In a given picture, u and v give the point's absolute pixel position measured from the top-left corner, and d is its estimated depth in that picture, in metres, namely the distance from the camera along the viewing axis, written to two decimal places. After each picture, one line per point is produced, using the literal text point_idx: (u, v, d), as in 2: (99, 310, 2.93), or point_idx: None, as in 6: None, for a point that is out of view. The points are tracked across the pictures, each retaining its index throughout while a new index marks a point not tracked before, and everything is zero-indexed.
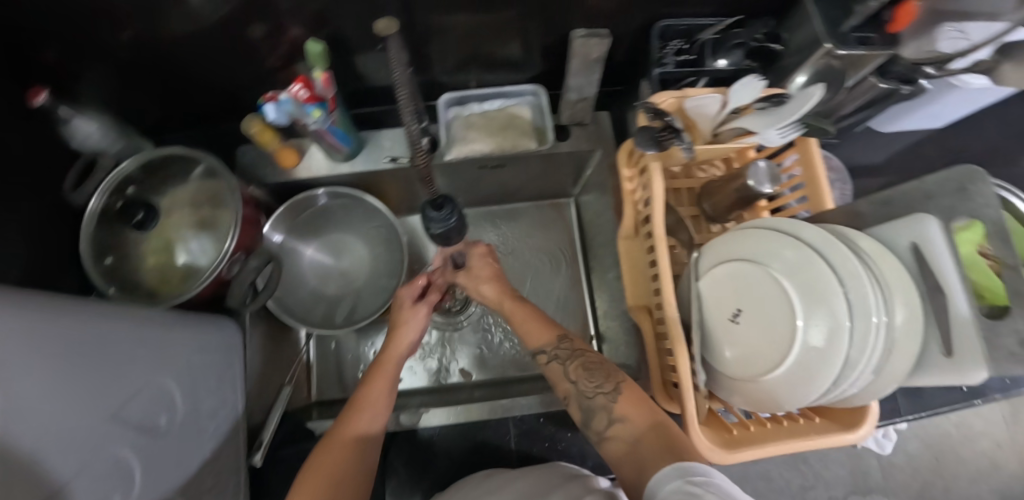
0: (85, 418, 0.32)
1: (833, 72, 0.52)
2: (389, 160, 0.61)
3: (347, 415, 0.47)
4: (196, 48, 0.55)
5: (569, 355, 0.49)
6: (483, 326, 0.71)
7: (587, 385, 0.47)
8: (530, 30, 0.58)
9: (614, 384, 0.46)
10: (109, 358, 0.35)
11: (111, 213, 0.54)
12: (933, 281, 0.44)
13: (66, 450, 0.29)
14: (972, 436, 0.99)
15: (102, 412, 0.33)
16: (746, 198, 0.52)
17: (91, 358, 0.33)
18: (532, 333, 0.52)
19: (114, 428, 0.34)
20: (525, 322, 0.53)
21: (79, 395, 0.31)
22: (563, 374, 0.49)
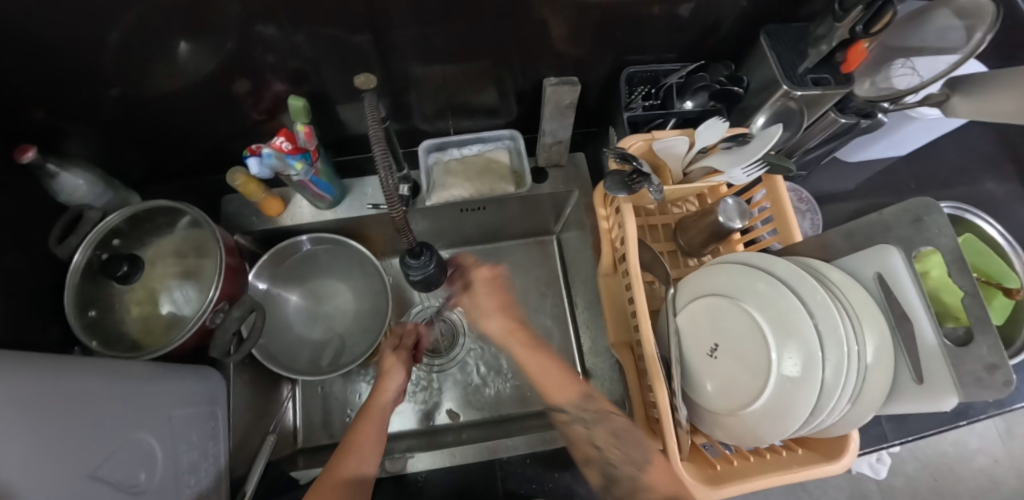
0: (58, 483, 0.31)
1: (791, 113, 0.54)
2: (371, 207, 0.63)
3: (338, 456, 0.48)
4: (183, 105, 0.57)
5: (595, 419, 0.50)
6: (470, 365, 0.71)
7: (615, 453, 0.47)
8: (504, 78, 0.60)
9: (644, 452, 0.45)
10: (83, 418, 0.35)
11: (95, 265, 0.54)
12: (899, 308, 0.45)
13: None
14: (969, 455, 0.98)
15: (76, 472, 0.33)
16: (718, 233, 0.54)
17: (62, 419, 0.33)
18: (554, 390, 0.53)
19: (90, 488, 0.34)
20: (544, 383, 0.53)
21: (44, 458, 0.31)
22: (590, 441, 0.50)
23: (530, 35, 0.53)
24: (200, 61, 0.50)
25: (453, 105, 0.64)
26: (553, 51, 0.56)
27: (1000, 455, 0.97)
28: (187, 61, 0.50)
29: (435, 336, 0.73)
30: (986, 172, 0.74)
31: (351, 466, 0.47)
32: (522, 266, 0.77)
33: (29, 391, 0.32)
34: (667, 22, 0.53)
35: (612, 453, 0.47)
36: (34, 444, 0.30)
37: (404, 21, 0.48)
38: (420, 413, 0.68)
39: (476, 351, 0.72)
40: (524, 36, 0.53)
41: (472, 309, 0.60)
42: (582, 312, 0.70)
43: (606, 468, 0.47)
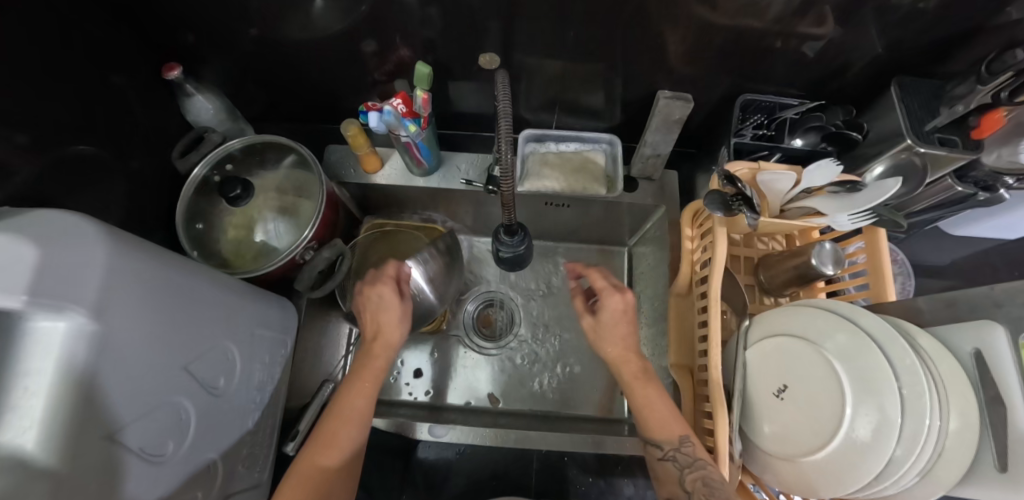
0: (155, 368, 0.35)
1: (912, 169, 0.52)
2: (463, 182, 0.66)
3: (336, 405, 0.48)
4: (315, 55, 0.61)
5: (690, 464, 0.45)
6: (519, 356, 0.72)
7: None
8: (615, 83, 0.61)
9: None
10: (179, 312, 0.38)
11: (209, 185, 0.59)
12: (995, 390, 0.40)
13: (136, 398, 0.33)
14: None
15: (171, 364, 0.37)
16: (805, 276, 0.53)
17: (161, 310, 0.36)
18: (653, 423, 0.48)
19: (179, 380, 0.37)
20: (646, 405, 0.49)
21: (154, 342, 0.35)
22: (677, 479, 0.46)
23: (655, 47, 0.54)
24: (343, 18, 0.54)
25: (559, 101, 0.66)
26: (672, 66, 0.57)
27: None
28: (332, 13, 0.53)
29: (492, 319, 0.75)
30: None
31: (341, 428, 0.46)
32: (587, 271, 0.78)
33: (155, 284, 0.35)
34: (796, 57, 0.53)
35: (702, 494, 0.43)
36: (148, 331, 0.34)
37: (542, 14, 0.50)
38: (464, 390, 0.70)
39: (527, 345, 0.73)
40: (648, 47, 0.54)
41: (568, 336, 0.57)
42: (643, 330, 0.70)
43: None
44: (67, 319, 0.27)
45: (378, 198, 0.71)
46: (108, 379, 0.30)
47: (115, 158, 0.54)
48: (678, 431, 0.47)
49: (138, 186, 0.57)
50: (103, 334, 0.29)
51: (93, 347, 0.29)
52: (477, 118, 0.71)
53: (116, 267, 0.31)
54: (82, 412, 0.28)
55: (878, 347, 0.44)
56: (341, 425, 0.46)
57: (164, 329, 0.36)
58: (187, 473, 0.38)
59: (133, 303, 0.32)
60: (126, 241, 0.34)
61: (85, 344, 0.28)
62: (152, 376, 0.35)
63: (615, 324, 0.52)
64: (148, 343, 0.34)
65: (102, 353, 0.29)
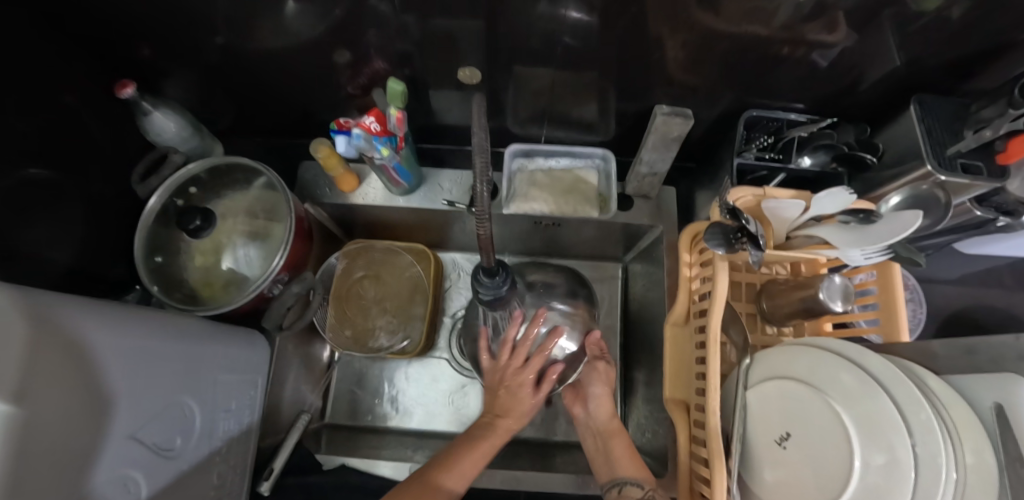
0: (96, 443, 0.32)
1: (933, 203, 0.45)
2: (446, 203, 0.62)
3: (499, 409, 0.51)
4: (282, 65, 0.56)
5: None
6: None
7: None
8: (609, 95, 0.57)
9: None
10: (127, 375, 0.35)
11: (170, 211, 0.55)
12: (1016, 451, 0.36)
13: (76, 478, 0.30)
14: None
15: (115, 435, 0.33)
16: (810, 310, 0.49)
17: (105, 376, 0.33)
18: (630, 465, 0.50)
19: (124, 451, 0.34)
20: (620, 454, 0.52)
21: (92, 415, 0.31)
22: None
23: (654, 56, 0.49)
24: (307, 27, 0.48)
25: (550, 113, 0.61)
26: (669, 77, 0.52)
27: None
28: (297, 24, 0.48)
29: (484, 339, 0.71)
30: None
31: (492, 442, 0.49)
32: None
33: (92, 350, 0.32)
34: (808, 68, 0.48)
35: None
36: (83, 405, 0.31)
37: (526, 24, 0.45)
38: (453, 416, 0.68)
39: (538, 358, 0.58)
40: (644, 57, 0.49)
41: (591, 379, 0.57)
42: (638, 356, 0.67)
43: None
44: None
45: (357, 217, 0.66)
46: (41, 466, 0.27)
47: (70, 182, 0.50)
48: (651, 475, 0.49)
49: (95, 212, 0.53)
50: (30, 419, 0.26)
51: (21, 437, 0.25)
52: (460, 131, 0.66)
53: (46, 342, 0.28)
54: None
55: (886, 393, 0.41)
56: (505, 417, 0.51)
57: (109, 397, 0.33)
58: None
59: (69, 378, 0.29)
60: (48, 307, 0.30)
61: (12, 435, 0.24)
62: (91, 452, 0.31)
63: (600, 375, 0.57)
64: (89, 417, 0.31)
65: (32, 442, 0.26)
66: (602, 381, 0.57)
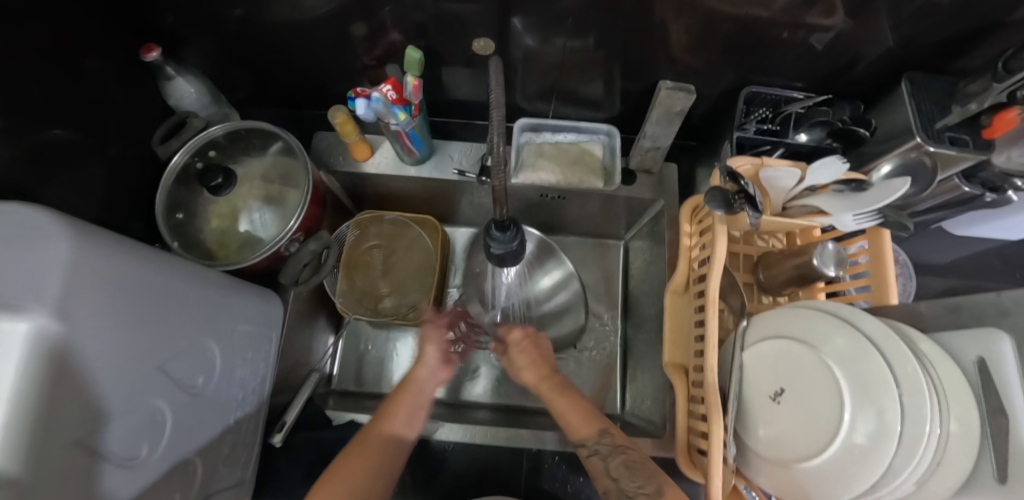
0: (123, 369, 0.34)
1: (920, 169, 0.49)
2: (456, 172, 0.64)
3: (399, 393, 0.52)
4: (299, 37, 0.57)
5: (611, 452, 0.47)
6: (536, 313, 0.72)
7: (628, 484, 0.44)
8: (615, 73, 0.59)
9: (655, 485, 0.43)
10: (153, 310, 0.37)
11: (190, 171, 0.57)
12: (997, 401, 0.39)
13: (102, 401, 0.32)
14: None
15: (142, 364, 0.35)
16: (805, 277, 0.51)
17: (134, 307, 0.35)
18: (575, 423, 0.51)
19: (150, 381, 0.36)
20: (565, 414, 0.52)
21: (118, 345, 0.33)
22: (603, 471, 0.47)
23: (657, 36, 0.51)
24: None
25: (557, 90, 0.63)
26: (673, 56, 0.55)
27: None
28: None
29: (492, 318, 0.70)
30: None
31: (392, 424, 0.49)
32: (582, 264, 0.77)
33: (122, 282, 0.34)
34: (806, 48, 0.50)
35: (629, 475, 0.45)
36: (113, 332, 0.32)
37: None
38: (457, 385, 0.70)
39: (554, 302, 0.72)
40: (649, 35, 0.51)
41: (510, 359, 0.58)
42: (638, 327, 0.69)
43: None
44: (28, 321, 0.26)
45: (367, 188, 0.68)
46: (67, 382, 0.29)
47: (93, 142, 0.51)
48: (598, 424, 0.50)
49: (116, 170, 0.55)
50: (60, 335, 0.28)
51: (55, 350, 0.28)
52: (470, 107, 0.68)
53: (81, 268, 0.30)
54: (43, 421, 0.27)
55: (877, 349, 0.43)
56: (391, 413, 0.50)
57: (137, 329, 0.35)
58: (165, 474, 0.38)
59: (100, 304, 0.31)
60: (95, 238, 0.33)
61: (46, 347, 0.27)
62: (116, 377, 0.33)
63: (538, 344, 0.59)
64: (117, 345, 0.33)
65: (66, 356, 0.28)
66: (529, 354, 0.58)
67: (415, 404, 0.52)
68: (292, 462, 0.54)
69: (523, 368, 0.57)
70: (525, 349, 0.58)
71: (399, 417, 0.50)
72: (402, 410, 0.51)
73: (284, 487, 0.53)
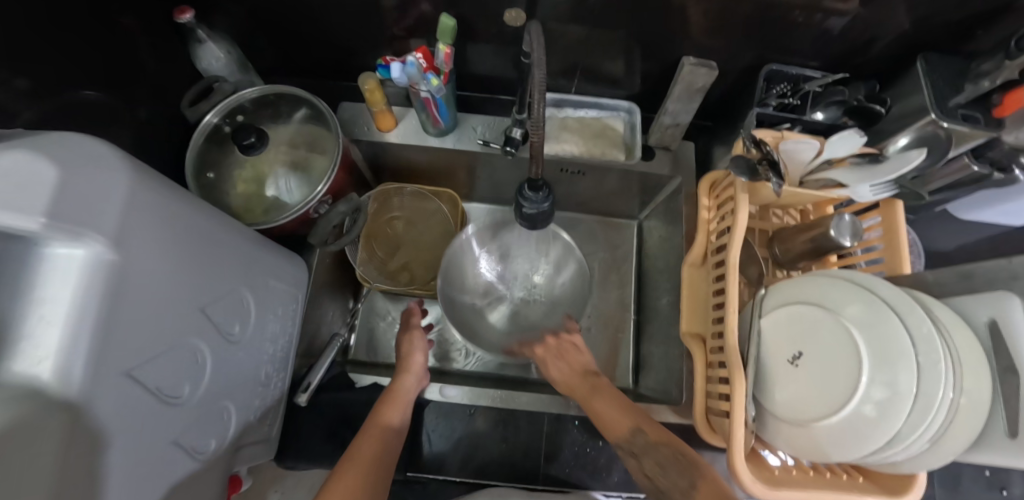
0: (173, 307, 0.35)
1: (937, 140, 0.51)
2: (480, 143, 0.64)
3: (388, 396, 0.54)
4: (326, 6, 0.57)
5: (643, 451, 0.46)
6: (554, 305, 0.68)
7: (666, 483, 0.43)
8: (638, 51, 0.59)
9: (692, 479, 0.41)
10: (199, 253, 0.38)
11: (219, 134, 0.58)
12: (1008, 361, 0.43)
13: (154, 335, 0.33)
14: None
15: (188, 304, 0.37)
16: (821, 248, 0.53)
17: (183, 247, 0.36)
18: (610, 424, 0.49)
19: (194, 319, 0.37)
20: (604, 414, 0.51)
21: (168, 283, 0.34)
22: (639, 469, 0.46)
23: (682, 14, 0.52)
24: None
25: (579, 68, 0.64)
26: (697, 35, 0.55)
27: None
28: None
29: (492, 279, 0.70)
30: None
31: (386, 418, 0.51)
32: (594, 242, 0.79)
33: (174, 221, 0.35)
34: (829, 27, 0.51)
35: (665, 473, 0.44)
36: (167, 269, 0.34)
37: None
38: (472, 358, 0.71)
39: (558, 288, 0.67)
40: (675, 14, 0.52)
41: (552, 355, 0.59)
42: (652, 303, 0.70)
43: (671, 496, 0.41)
44: (86, 247, 0.26)
45: (388, 159, 0.68)
46: (127, 310, 0.30)
47: (121, 104, 0.51)
48: (629, 424, 0.48)
49: (143, 133, 0.55)
50: (122, 262, 0.29)
51: (112, 280, 0.28)
52: (490, 82, 0.69)
53: (138, 202, 0.31)
54: (104, 343, 0.28)
55: (895, 314, 0.45)
56: (382, 414, 0.51)
57: (185, 271, 0.36)
58: (201, 415, 0.39)
59: (157, 239, 0.32)
60: (147, 175, 0.32)
61: (106, 274, 0.27)
62: (167, 314, 0.34)
63: (569, 346, 0.59)
64: (169, 282, 0.34)
65: (120, 286, 0.29)
66: (563, 352, 0.59)
67: (406, 400, 0.54)
68: (314, 423, 0.55)
69: (558, 367, 0.57)
70: (553, 353, 0.58)
71: (392, 411, 0.53)
72: (392, 410, 0.52)
73: (306, 447, 0.54)
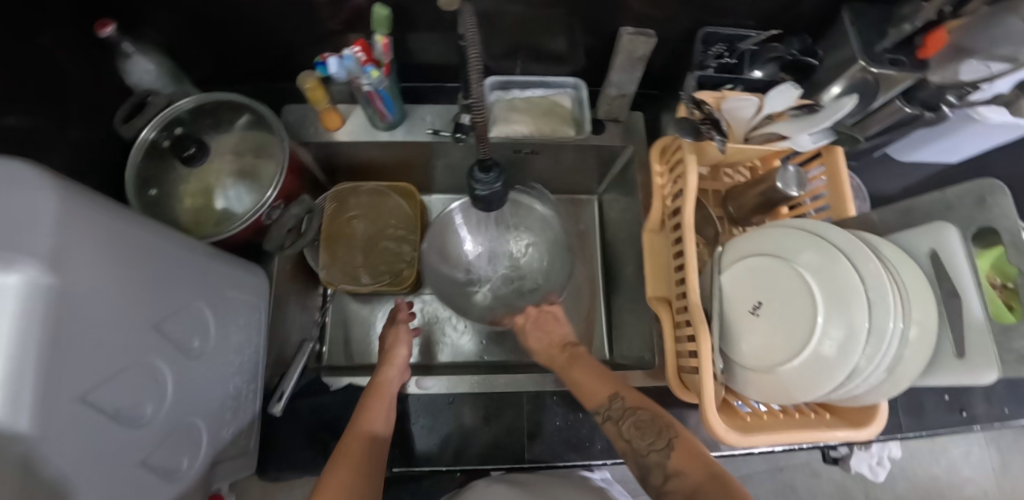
0: (126, 327, 0.34)
1: (867, 86, 0.54)
2: (430, 132, 0.63)
3: (369, 397, 0.53)
4: (261, 7, 0.56)
5: (622, 415, 0.47)
6: (526, 280, 0.69)
7: (641, 443, 0.45)
8: (580, 27, 0.59)
9: (666, 439, 0.44)
10: (147, 269, 0.37)
11: (159, 148, 0.55)
12: (950, 285, 0.46)
13: (106, 359, 0.32)
14: (942, 449, 1.05)
15: (141, 323, 0.36)
16: (771, 201, 0.55)
17: (129, 265, 0.34)
18: (587, 392, 0.51)
19: (149, 338, 0.36)
20: (584, 381, 0.53)
21: (116, 304, 0.33)
22: (617, 435, 0.47)
23: None
24: None
25: (522, 48, 0.63)
26: (635, 6, 0.56)
27: (976, 448, 1.06)
28: None
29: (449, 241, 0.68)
30: None
31: (372, 426, 0.49)
32: (560, 221, 0.80)
33: (116, 239, 0.33)
34: None
35: (642, 425, 0.46)
36: (114, 289, 0.32)
37: None
38: (451, 347, 0.72)
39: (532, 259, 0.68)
40: None
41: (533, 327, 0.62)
42: (618, 273, 0.71)
43: (647, 472, 0.44)
44: (20, 273, 0.24)
45: (340, 158, 0.67)
46: (75, 336, 0.28)
47: (50, 129, 0.49)
48: (608, 392, 0.50)
49: (77, 156, 0.53)
50: (61, 288, 0.27)
51: (53, 305, 0.26)
52: (436, 70, 0.68)
53: (75, 222, 0.29)
54: (51, 373, 0.26)
55: (845, 257, 0.47)
56: (364, 421, 0.49)
57: (135, 289, 0.35)
58: (167, 434, 0.38)
59: (101, 260, 0.31)
60: (77, 192, 0.31)
61: (45, 301, 0.26)
62: (119, 336, 0.33)
63: (550, 318, 0.62)
64: (119, 302, 0.33)
65: (63, 311, 0.27)
66: (549, 319, 0.63)
67: (387, 402, 0.52)
68: (293, 429, 0.54)
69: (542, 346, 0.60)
70: (536, 323, 0.62)
71: (376, 415, 0.51)
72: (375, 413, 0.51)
73: (288, 456, 0.53)
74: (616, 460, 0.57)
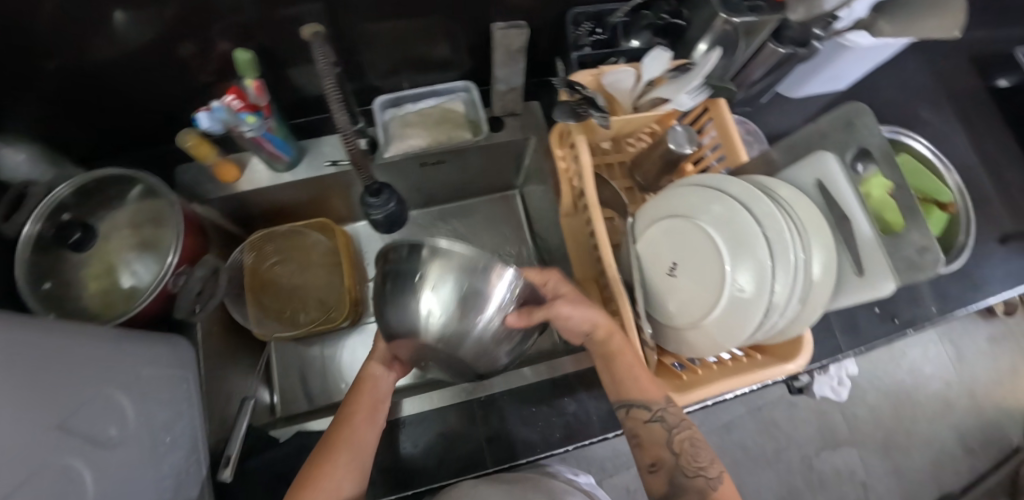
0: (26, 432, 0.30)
1: (729, 37, 0.56)
2: (330, 164, 0.63)
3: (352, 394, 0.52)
4: (132, 71, 0.53)
5: (676, 424, 0.48)
6: None
7: (688, 461, 0.47)
8: (457, 30, 0.59)
9: (717, 469, 0.47)
10: (40, 365, 0.33)
11: (47, 239, 0.52)
12: (839, 211, 0.48)
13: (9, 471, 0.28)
14: (899, 354, 1.20)
15: (44, 424, 0.32)
16: (670, 161, 0.56)
17: (20, 365, 0.31)
18: (643, 387, 0.48)
19: (57, 440, 0.33)
20: (635, 371, 0.48)
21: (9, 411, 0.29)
22: (664, 441, 0.48)
23: None
24: (141, 27, 0.47)
25: (406, 62, 0.63)
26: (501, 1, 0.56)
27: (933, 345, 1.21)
28: (128, 24, 0.46)
29: None
30: (920, 104, 0.78)
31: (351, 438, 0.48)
32: (490, 221, 0.80)
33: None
34: None
35: (691, 454, 0.47)
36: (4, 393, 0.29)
37: None
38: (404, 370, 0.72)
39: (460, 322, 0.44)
40: None
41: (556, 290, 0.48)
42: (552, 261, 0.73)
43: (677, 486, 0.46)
44: None
45: (249, 208, 0.66)
46: None
47: None
48: (662, 394, 0.49)
49: None
50: None
51: None
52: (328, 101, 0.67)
53: None
54: None
55: (742, 205, 0.49)
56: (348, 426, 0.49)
57: (32, 389, 0.31)
58: None
59: None
60: None
61: None
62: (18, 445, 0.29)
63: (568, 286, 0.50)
64: (14, 406, 0.30)
65: None
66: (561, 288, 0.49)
67: (372, 396, 0.52)
68: (250, 491, 0.53)
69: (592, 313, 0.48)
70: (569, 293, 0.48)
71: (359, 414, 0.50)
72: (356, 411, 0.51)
73: None
74: (575, 444, 0.58)
